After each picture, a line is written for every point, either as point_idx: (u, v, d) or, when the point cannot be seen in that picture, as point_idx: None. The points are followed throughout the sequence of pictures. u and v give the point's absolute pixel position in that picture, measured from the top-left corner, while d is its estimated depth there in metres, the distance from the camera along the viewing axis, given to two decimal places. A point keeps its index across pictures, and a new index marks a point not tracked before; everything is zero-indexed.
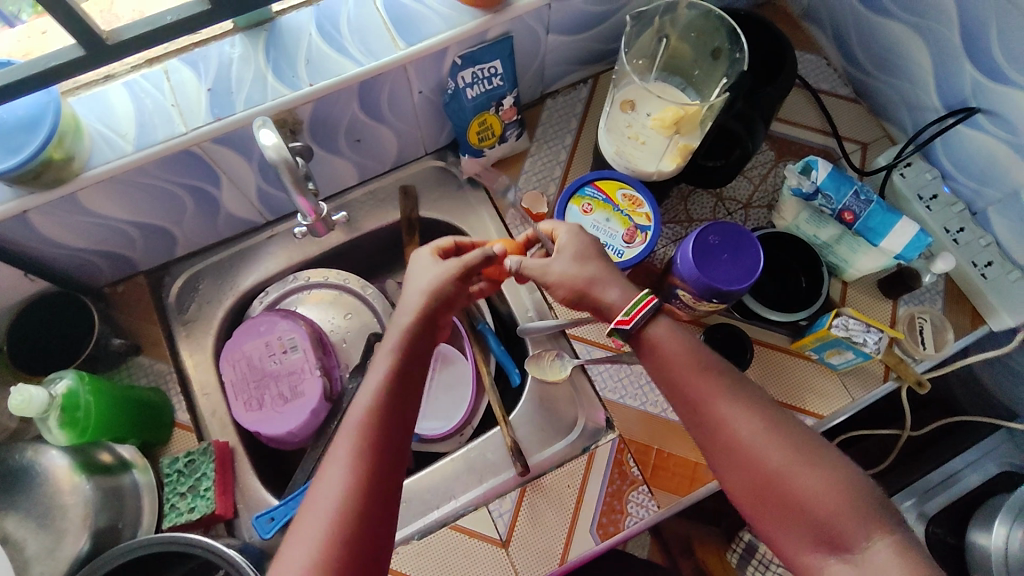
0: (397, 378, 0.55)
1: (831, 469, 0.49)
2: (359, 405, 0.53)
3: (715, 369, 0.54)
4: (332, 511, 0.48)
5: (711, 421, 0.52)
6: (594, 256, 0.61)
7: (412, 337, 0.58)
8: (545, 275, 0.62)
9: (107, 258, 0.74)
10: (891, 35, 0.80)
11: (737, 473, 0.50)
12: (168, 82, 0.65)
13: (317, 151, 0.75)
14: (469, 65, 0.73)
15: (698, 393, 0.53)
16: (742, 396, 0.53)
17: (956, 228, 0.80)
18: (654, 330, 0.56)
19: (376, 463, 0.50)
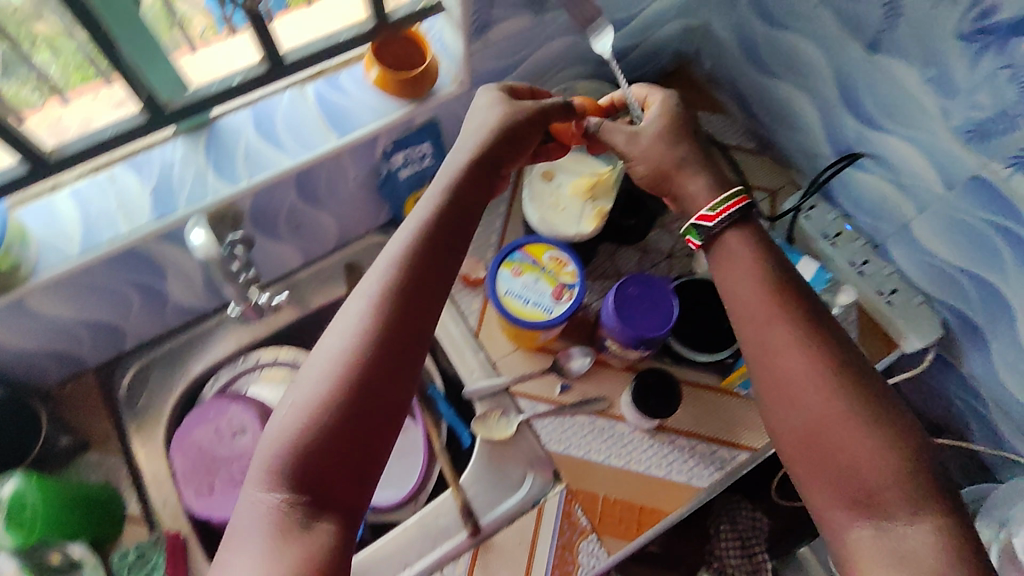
0: (425, 244, 0.57)
1: (889, 439, 0.52)
2: (360, 297, 0.54)
3: (789, 311, 0.59)
4: (312, 391, 0.49)
5: (770, 359, 0.58)
6: (675, 134, 0.68)
7: (418, 239, 0.57)
8: (639, 140, 0.68)
9: (56, 357, 0.76)
10: (781, 95, 0.89)
11: (788, 410, 0.56)
12: (112, 187, 0.68)
13: (258, 237, 0.79)
14: (400, 149, 0.78)
15: (764, 333, 0.59)
16: (808, 344, 0.57)
17: (860, 261, 0.87)
18: (729, 238, 0.63)
19: (381, 345, 0.51)
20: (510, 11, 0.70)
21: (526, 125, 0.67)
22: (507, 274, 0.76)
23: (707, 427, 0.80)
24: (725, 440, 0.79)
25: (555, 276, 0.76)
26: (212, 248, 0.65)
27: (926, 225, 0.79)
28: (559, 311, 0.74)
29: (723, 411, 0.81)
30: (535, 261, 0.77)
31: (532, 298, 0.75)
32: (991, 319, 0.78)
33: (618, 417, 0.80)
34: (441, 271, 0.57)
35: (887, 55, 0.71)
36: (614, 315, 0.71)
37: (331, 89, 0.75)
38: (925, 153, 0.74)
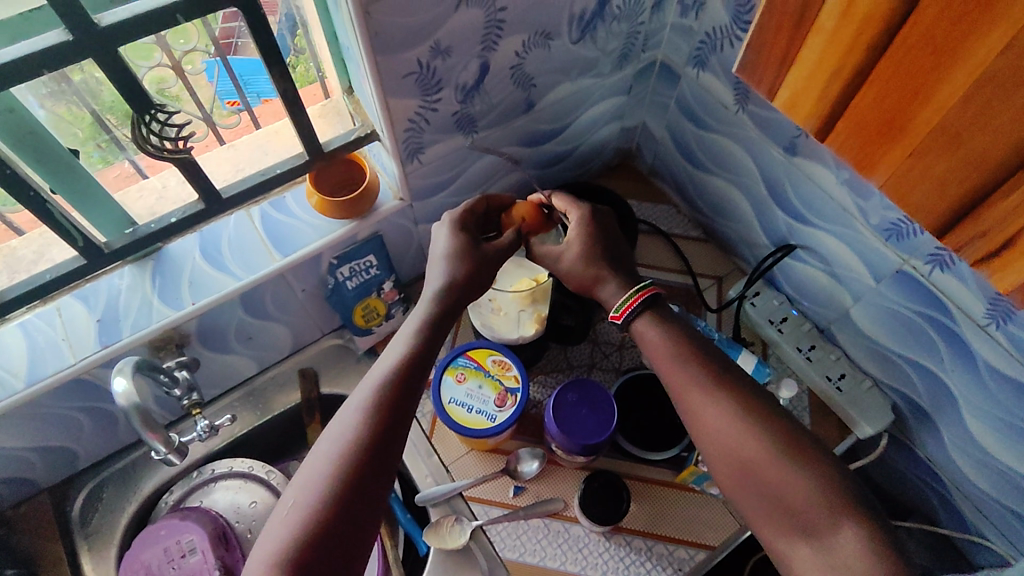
0: (411, 360, 0.56)
1: (811, 466, 0.52)
2: (359, 395, 0.54)
3: (693, 359, 0.59)
4: (313, 494, 0.48)
5: (686, 409, 0.58)
6: (600, 252, 0.66)
7: (419, 337, 0.58)
8: (562, 260, 0.67)
9: (8, 484, 0.76)
10: (716, 189, 0.92)
11: (713, 452, 0.56)
12: (60, 318, 0.71)
13: (210, 354, 0.80)
14: (346, 262, 0.80)
15: (675, 383, 0.59)
16: (719, 387, 0.57)
17: (807, 346, 0.88)
18: (640, 325, 0.62)
19: (358, 470, 0.50)
20: (441, 135, 0.75)
21: (497, 252, 0.66)
22: (451, 381, 0.77)
23: (663, 526, 0.79)
24: (681, 539, 0.78)
25: (498, 381, 0.77)
26: (135, 392, 0.61)
27: (863, 313, 0.80)
28: (503, 418, 0.75)
29: (680, 508, 0.80)
30: (478, 366, 0.78)
31: (476, 405, 0.76)
32: (937, 406, 0.78)
33: (573, 520, 0.79)
34: (421, 388, 0.56)
35: (804, 157, 0.75)
36: (555, 423, 0.73)
37: (275, 210, 0.79)
38: (849, 247, 0.76)
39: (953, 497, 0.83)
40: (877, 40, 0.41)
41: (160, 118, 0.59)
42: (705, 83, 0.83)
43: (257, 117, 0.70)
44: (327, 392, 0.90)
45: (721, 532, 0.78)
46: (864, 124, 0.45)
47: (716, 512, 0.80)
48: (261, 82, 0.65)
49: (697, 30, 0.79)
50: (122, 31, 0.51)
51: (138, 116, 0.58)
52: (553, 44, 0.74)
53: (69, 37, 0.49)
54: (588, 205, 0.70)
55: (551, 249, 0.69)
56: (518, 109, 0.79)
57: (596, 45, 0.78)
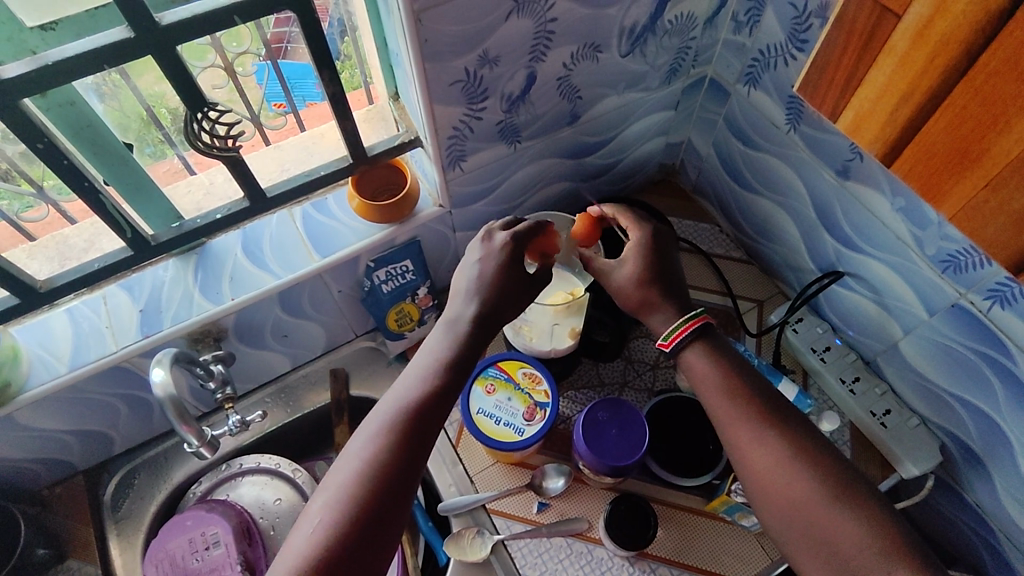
0: (433, 386, 0.55)
1: (862, 508, 0.50)
2: (380, 417, 0.53)
3: (742, 393, 0.58)
4: (332, 512, 0.48)
5: (733, 448, 0.56)
6: (651, 275, 0.65)
7: (449, 355, 0.58)
8: (613, 276, 0.66)
9: (46, 464, 0.78)
10: (762, 211, 0.90)
11: (757, 488, 0.54)
12: (104, 305, 0.73)
13: (245, 349, 0.81)
14: (382, 265, 0.81)
15: (721, 417, 0.58)
16: (769, 424, 0.55)
17: (851, 378, 0.84)
18: (689, 356, 0.61)
19: (371, 498, 0.49)
20: (484, 144, 0.75)
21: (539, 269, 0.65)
22: (480, 391, 0.76)
23: (691, 556, 0.77)
24: (709, 571, 0.76)
25: (528, 395, 0.76)
26: (171, 383, 0.61)
27: (913, 347, 0.77)
28: (531, 432, 0.74)
29: (707, 537, 0.78)
30: (509, 377, 0.77)
31: (504, 417, 0.75)
32: (988, 448, 0.73)
33: (598, 541, 0.78)
34: (439, 414, 0.55)
35: (857, 181, 0.73)
36: (584, 442, 0.69)
37: (316, 211, 0.80)
38: (902, 277, 0.74)
39: (1002, 546, 0.78)
40: (955, 65, 0.39)
41: (211, 116, 0.60)
42: (755, 101, 0.81)
43: (302, 119, 0.72)
44: (356, 393, 0.91)
45: (750, 565, 0.76)
46: (930, 155, 0.43)
47: (745, 543, 0.77)
48: (309, 86, 0.67)
49: (750, 47, 0.78)
50: (181, 30, 0.52)
51: (191, 113, 0.59)
52: (601, 57, 0.73)
53: (131, 34, 0.51)
54: (650, 226, 0.68)
55: (603, 264, 0.68)
56: (562, 121, 0.79)
57: (645, 59, 0.77)
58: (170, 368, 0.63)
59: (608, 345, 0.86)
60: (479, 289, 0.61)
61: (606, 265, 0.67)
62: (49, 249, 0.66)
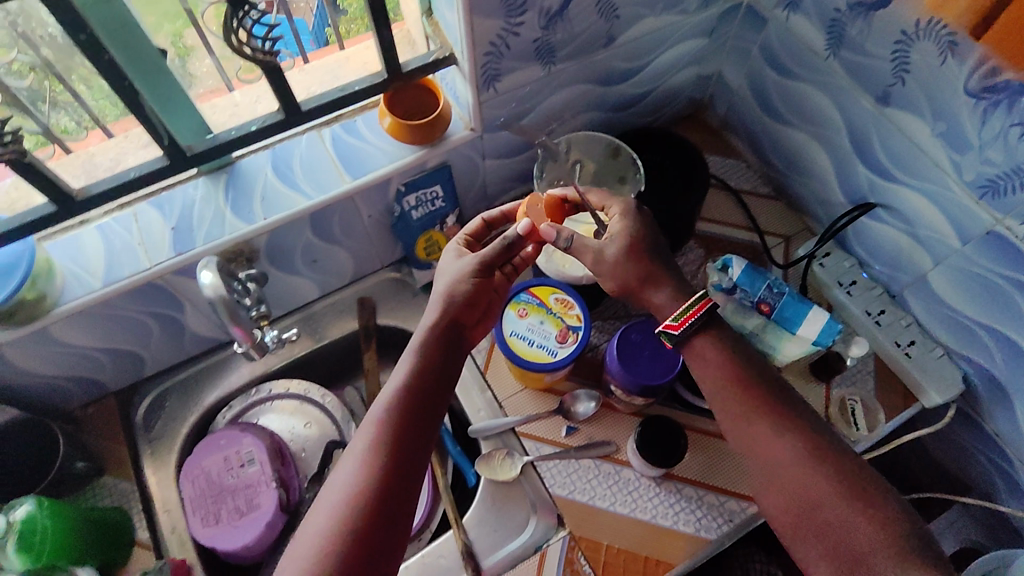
0: (412, 388, 0.59)
1: (872, 510, 0.53)
2: (362, 435, 0.56)
3: (759, 392, 0.61)
4: (339, 507, 0.52)
5: (755, 446, 0.59)
6: (640, 249, 0.66)
7: (424, 357, 0.62)
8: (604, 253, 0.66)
9: (79, 383, 0.79)
10: (795, 142, 0.89)
11: (771, 487, 0.57)
12: (136, 223, 0.72)
13: (276, 273, 0.81)
14: (413, 191, 0.80)
15: (739, 417, 0.61)
16: (787, 425, 0.59)
17: (876, 311, 0.85)
18: (703, 343, 0.64)
19: (375, 494, 0.53)
20: (520, 63, 0.73)
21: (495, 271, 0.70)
22: (513, 315, 0.76)
23: (714, 477, 0.79)
24: (732, 492, 0.78)
25: (560, 318, 0.76)
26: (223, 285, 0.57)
27: (942, 278, 0.77)
28: (564, 353, 0.74)
29: (730, 462, 0.80)
30: (541, 303, 0.77)
31: (537, 340, 0.75)
32: (1014, 377, 0.74)
33: (625, 463, 0.80)
34: (425, 411, 0.59)
35: (897, 108, 0.72)
36: (618, 361, 0.70)
37: (346, 133, 0.79)
38: (937, 206, 0.74)
39: (1017, 474, 0.80)
40: None
41: (253, 15, 0.57)
42: (795, 26, 0.79)
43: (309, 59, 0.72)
44: (383, 322, 0.91)
45: None
46: None
47: None
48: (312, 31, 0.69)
49: None
50: None
51: (232, 10, 0.56)
52: None
53: None
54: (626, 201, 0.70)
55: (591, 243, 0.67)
56: (599, 42, 0.77)
57: None
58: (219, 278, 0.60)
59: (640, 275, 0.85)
60: (443, 304, 0.65)
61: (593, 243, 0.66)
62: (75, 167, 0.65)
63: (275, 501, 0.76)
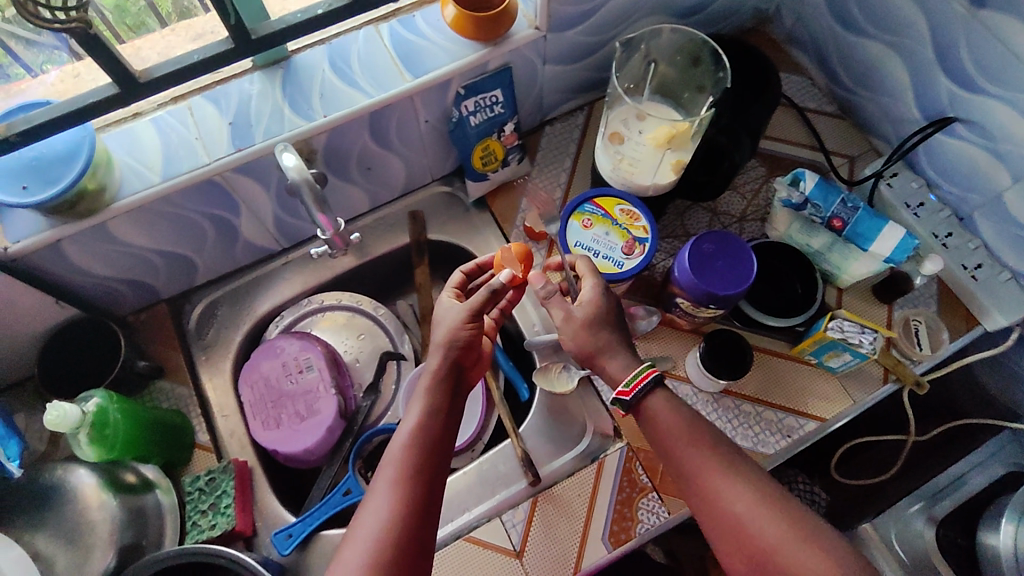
0: (430, 425, 0.59)
1: (826, 548, 0.53)
2: (385, 480, 0.55)
3: (707, 442, 0.60)
4: (374, 542, 0.52)
5: (706, 495, 0.58)
6: (597, 324, 0.66)
7: (437, 396, 0.61)
8: (567, 321, 0.67)
9: (132, 287, 0.77)
10: (870, 54, 0.84)
11: (726, 534, 0.57)
12: (191, 117, 0.69)
13: (330, 180, 0.79)
14: (472, 94, 0.77)
15: (691, 468, 0.59)
16: (736, 473, 0.58)
17: (944, 233, 0.83)
18: (653, 402, 0.62)
19: (408, 532, 0.53)
20: None
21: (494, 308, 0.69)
22: (576, 226, 0.74)
23: (773, 394, 0.78)
24: (790, 409, 0.78)
25: (626, 230, 0.74)
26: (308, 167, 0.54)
27: (1020, 196, 0.75)
28: (630, 265, 0.72)
29: (792, 379, 0.79)
30: (606, 214, 0.74)
31: (602, 251, 0.73)
32: None
33: (682, 379, 0.79)
34: (443, 447, 0.59)
35: (994, 9, 0.68)
36: (689, 271, 0.68)
37: (404, 29, 0.75)
38: None
39: None
40: None
41: None
42: None
43: None
44: (434, 238, 0.89)
45: (833, 405, 0.78)
46: None
47: (829, 385, 0.79)
48: None
49: None
50: None
51: None
52: None
53: None
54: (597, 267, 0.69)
55: (558, 306, 0.68)
56: None
57: None
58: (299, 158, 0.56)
59: (705, 193, 0.81)
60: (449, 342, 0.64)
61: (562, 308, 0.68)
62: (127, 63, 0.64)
63: (335, 408, 0.77)
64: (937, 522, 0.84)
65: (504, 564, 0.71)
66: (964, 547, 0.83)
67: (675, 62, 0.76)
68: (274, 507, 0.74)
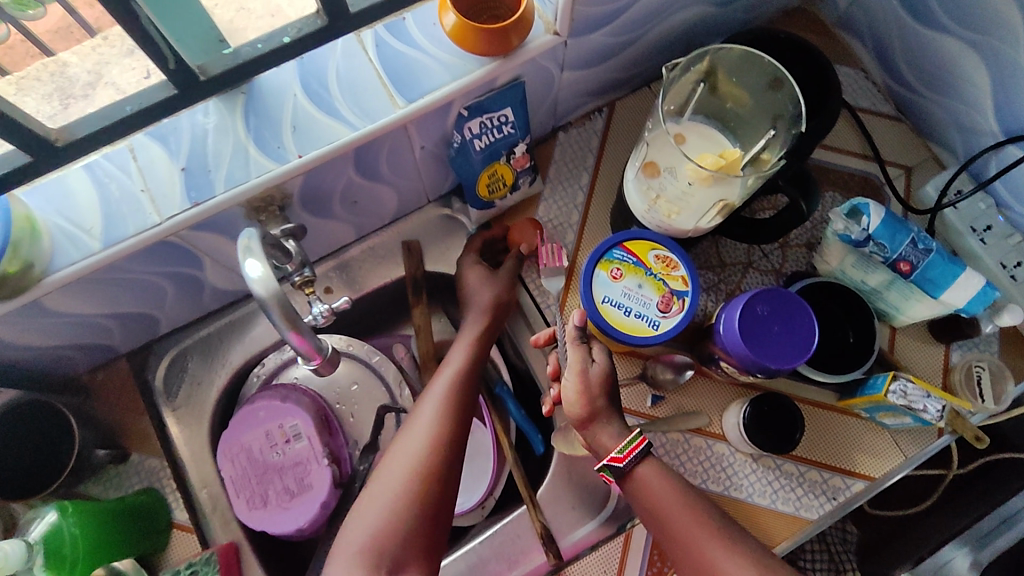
0: (451, 403, 0.62)
1: None
2: (425, 417, 0.61)
3: (701, 507, 0.55)
4: (391, 495, 0.55)
5: (702, 565, 0.52)
6: (606, 392, 0.58)
7: (458, 379, 0.65)
8: (580, 378, 0.58)
9: (85, 349, 0.66)
10: (943, 51, 0.71)
11: None
12: (135, 162, 0.56)
13: (310, 219, 0.67)
14: (478, 115, 0.64)
15: (683, 536, 0.54)
16: (733, 541, 0.53)
17: (1014, 263, 0.72)
18: (643, 470, 0.57)
19: (424, 488, 0.56)
20: None
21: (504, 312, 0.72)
22: (605, 277, 0.63)
23: (818, 452, 0.70)
24: (837, 468, 0.70)
25: (662, 281, 0.63)
26: (275, 276, 0.41)
27: None
28: (668, 325, 0.63)
29: (840, 434, 0.71)
30: (639, 261, 0.64)
31: (635, 308, 0.63)
32: None
33: (717, 437, 0.71)
34: (464, 423, 0.62)
35: None
36: (740, 339, 0.58)
37: (394, 37, 0.60)
38: None
39: None
40: None
41: None
42: None
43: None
44: (431, 270, 0.78)
45: (883, 464, 0.70)
46: None
47: (879, 440, 0.71)
48: None
49: None
50: None
51: None
52: None
53: None
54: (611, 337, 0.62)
55: (575, 358, 0.58)
56: None
57: None
58: (266, 259, 0.42)
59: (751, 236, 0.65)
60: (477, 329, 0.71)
61: (580, 359, 0.58)
62: (44, 82, 0.52)
63: (329, 480, 0.68)
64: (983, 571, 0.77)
65: None
66: None
67: (751, 85, 0.62)
68: None
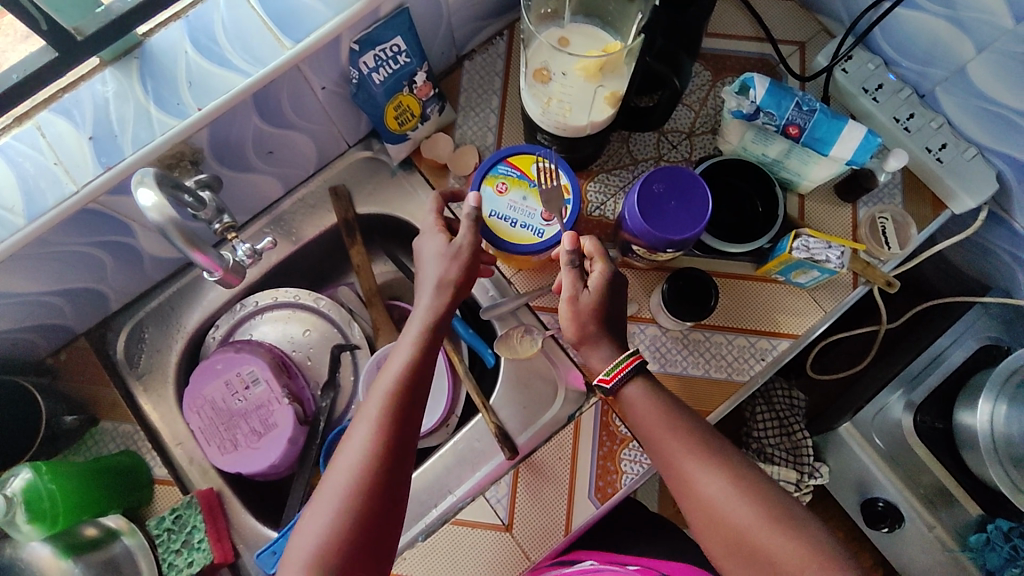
0: (396, 400, 0.56)
1: (794, 529, 0.52)
2: (367, 422, 0.55)
3: (684, 426, 0.59)
4: (332, 512, 0.52)
5: (677, 476, 0.57)
6: (596, 317, 0.61)
7: (409, 370, 0.58)
8: (569, 305, 0.62)
9: (41, 330, 0.70)
10: None
11: (701, 518, 0.56)
12: (44, 138, 0.59)
13: (227, 173, 0.70)
14: (370, 48, 0.67)
15: (664, 453, 0.58)
16: (709, 455, 0.57)
17: (905, 116, 0.76)
18: (630, 391, 0.61)
19: (367, 503, 0.52)
20: None
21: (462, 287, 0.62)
22: (491, 192, 0.67)
23: (743, 318, 0.75)
24: (762, 330, 0.75)
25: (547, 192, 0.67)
26: (170, 204, 0.46)
27: (984, 66, 0.69)
28: (551, 233, 0.66)
29: (761, 299, 0.75)
30: (522, 175, 0.68)
31: (521, 218, 0.66)
32: None
33: (648, 321, 0.75)
34: (411, 422, 0.57)
35: None
36: (640, 216, 0.62)
37: None
38: None
39: None
40: None
41: None
42: None
43: None
44: (363, 212, 0.81)
45: (805, 321, 0.74)
46: None
47: (799, 300, 0.75)
48: None
49: None
50: None
51: None
52: None
53: None
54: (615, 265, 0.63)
55: (569, 285, 0.62)
56: None
57: None
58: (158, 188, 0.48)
59: (643, 121, 0.74)
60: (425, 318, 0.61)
61: (571, 286, 0.62)
62: None
63: (292, 417, 0.72)
64: (915, 408, 0.83)
65: (494, 540, 0.70)
66: (941, 430, 0.82)
67: None
68: (253, 527, 0.72)
